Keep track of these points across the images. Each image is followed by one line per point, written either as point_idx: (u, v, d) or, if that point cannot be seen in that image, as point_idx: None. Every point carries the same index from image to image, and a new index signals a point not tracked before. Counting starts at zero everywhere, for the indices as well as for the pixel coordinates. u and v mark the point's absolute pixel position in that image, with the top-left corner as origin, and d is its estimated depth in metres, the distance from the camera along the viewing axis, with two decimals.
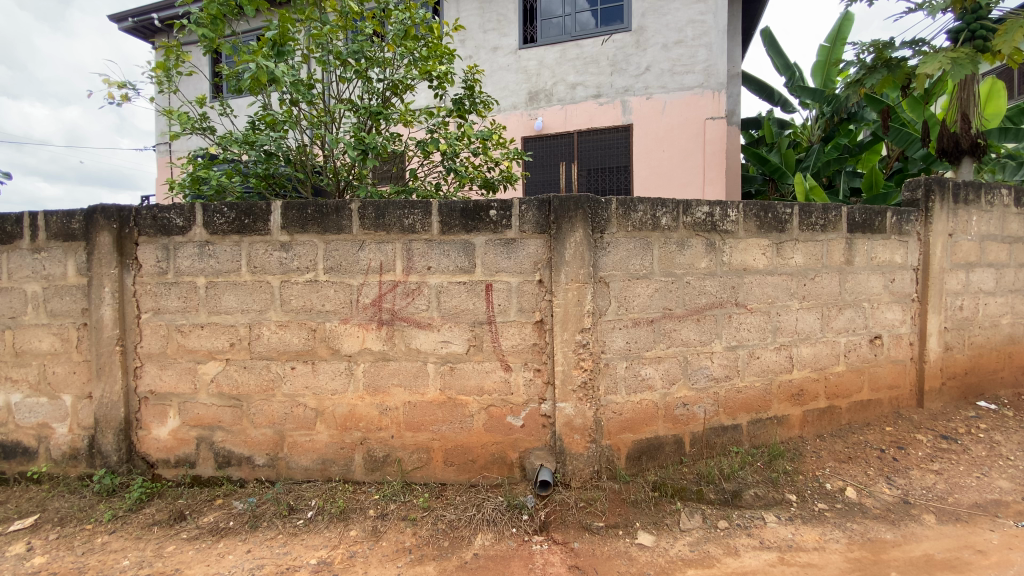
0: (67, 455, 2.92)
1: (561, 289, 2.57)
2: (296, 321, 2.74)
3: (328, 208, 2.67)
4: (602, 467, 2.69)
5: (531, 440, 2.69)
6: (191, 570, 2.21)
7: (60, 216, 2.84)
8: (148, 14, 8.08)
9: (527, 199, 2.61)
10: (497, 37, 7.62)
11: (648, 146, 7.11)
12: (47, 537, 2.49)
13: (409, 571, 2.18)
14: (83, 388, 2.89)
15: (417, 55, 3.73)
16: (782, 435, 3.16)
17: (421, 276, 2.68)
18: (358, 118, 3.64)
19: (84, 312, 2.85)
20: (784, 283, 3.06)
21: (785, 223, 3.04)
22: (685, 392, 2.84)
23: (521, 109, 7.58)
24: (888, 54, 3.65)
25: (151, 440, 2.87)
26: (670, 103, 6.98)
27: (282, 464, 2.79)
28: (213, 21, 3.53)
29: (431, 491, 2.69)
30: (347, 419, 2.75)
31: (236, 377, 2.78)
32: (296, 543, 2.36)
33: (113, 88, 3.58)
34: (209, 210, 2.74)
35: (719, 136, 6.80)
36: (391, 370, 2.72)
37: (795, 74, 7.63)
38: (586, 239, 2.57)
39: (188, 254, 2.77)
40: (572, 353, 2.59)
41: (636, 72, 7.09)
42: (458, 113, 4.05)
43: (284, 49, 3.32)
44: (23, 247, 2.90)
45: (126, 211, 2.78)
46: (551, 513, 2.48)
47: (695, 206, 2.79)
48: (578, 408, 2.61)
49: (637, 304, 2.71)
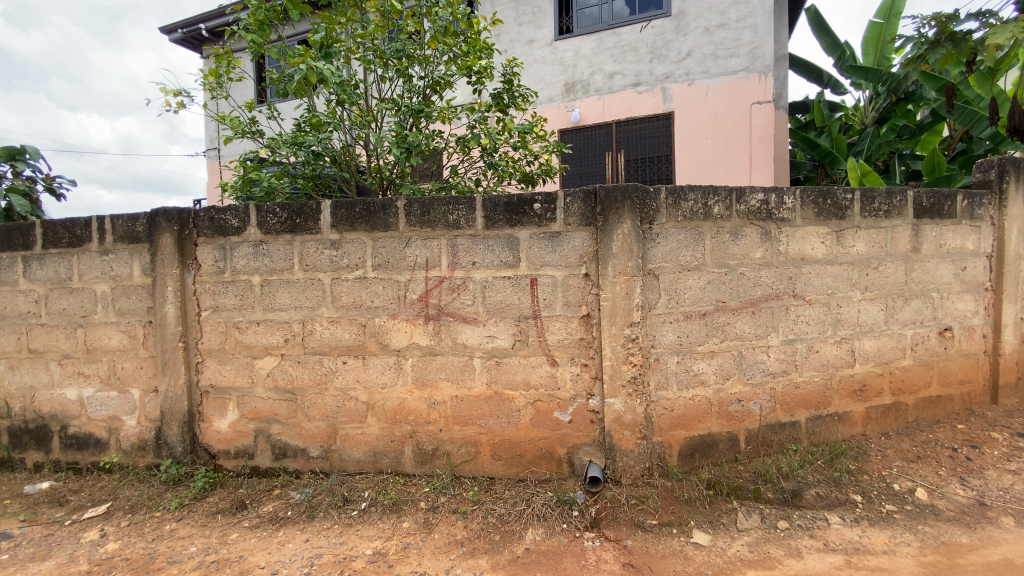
0: (135, 446, 3.09)
1: (609, 283, 2.52)
2: (347, 317, 2.79)
3: (375, 206, 2.71)
4: (654, 464, 2.62)
5: (579, 436, 2.65)
6: (254, 557, 2.29)
7: (125, 220, 3.00)
8: (197, 24, 8.46)
9: (572, 190, 2.57)
10: (532, 29, 7.55)
11: (690, 135, 6.91)
12: (120, 523, 2.64)
13: (462, 565, 2.18)
14: (149, 382, 3.04)
15: (457, 51, 3.72)
16: (843, 432, 3.00)
17: (466, 272, 2.68)
18: (400, 117, 3.67)
19: (150, 310, 3.00)
20: (845, 273, 2.91)
21: (845, 209, 2.88)
22: (740, 387, 2.74)
23: (557, 101, 7.50)
24: (952, 27, 3.17)
25: (212, 432, 2.99)
26: (713, 89, 6.75)
27: (335, 456, 2.87)
28: (260, 27, 3.63)
29: (480, 484, 2.70)
30: (396, 412, 2.79)
31: (291, 372, 2.87)
32: (351, 534, 2.42)
33: (169, 96, 3.75)
34: (263, 211, 2.82)
35: (767, 121, 6.53)
36: (439, 365, 2.74)
37: (846, 53, 7.22)
38: (634, 230, 2.51)
39: (243, 254, 2.87)
40: (621, 348, 2.53)
41: (676, 58, 6.89)
42: (497, 107, 4.02)
43: (331, 51, 3.38)
44: (92, 249, 3.07)
45: (186, 213, 2.91)
46: (602, 510, 2.44)
47: (749, 193, 2.67)
48: (628, 404, 2.55)
49: (688, 296, 2.63)
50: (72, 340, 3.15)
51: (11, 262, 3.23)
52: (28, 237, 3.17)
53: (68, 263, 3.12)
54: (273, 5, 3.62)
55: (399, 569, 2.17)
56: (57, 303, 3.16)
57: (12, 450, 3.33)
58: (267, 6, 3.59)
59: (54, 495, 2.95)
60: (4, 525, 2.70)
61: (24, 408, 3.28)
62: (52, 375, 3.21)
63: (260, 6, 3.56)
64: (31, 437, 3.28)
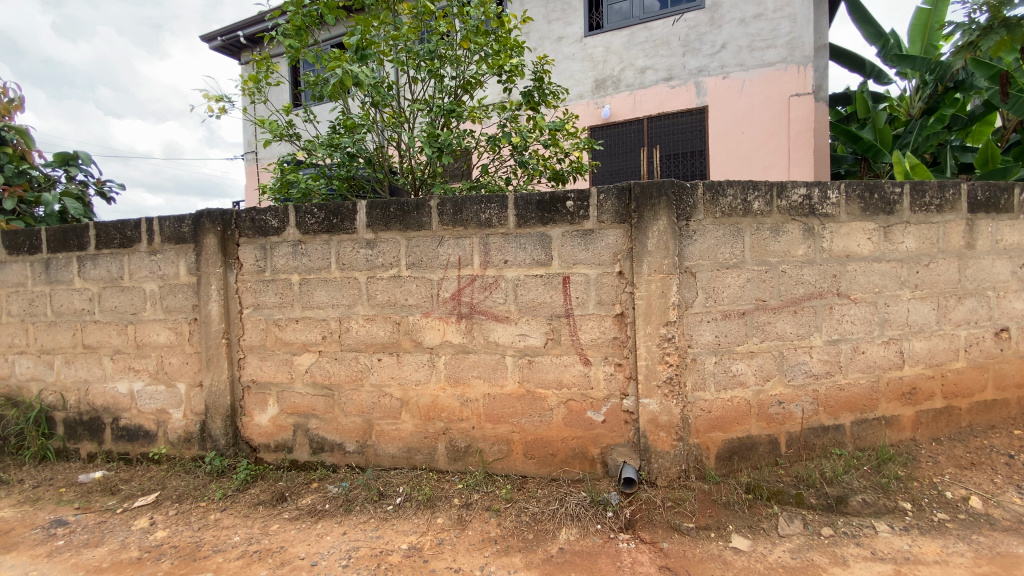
0: (182, 438, 3.22)
1: (643, 281, 2.47)
2: (382, 315, 2.84)
3: (408, 206, 2.74)
4: (690, 466, 2.57)
5: (613, 436, 2.62)
6: (294, 548, 2.35)
7: (171, 221, 3.12)
8: (235, 32, 8.75)
9: (606, 187, 2.54)
10: (562, 26, 7.51)
11: (725, 130, 6.76)
12: (168, 512, 2.76)
13: (496, 562, 2.19)
14: (195, 376, 3.16)
15: (488, 50, 3.73)
16: (891, 437, 2.87)
17: (498, 270, 2.68)
18: (431, 117, 3.71)
19: (195, 308, 3.12)
20: (893, 271, 2.78)
21: (893, 204, 2.75)
22: (781, 389, 2.65)
23: (587, 98, 7.43)
24: (1006, 11, 2.82)
25: (253, 425, 3.09)
26: (749, 82, 6.57)
27: (370, 451, 2.92)
28: (298, 32, 3.72)
29: (513, 483, 2.70)
30: (430, 409, 2.82)
31: (328, 368, 2.93)
32: (387, 528, 2.46)
33: (212, 102, 3.89)
34: (301, 211, 2.90)
35: (806, 113, 6.32)
36: (471, 362, 2.75)
37: (889, 42, 6.90)
38: (670, 227, 2.46)
39: (283, 253, 2.95)
40: (656, 348, 2.49)
41: (710, 51, 6.73)
42: (528, 105, 4.01)
43: (366, 53, 3.45)
44: (141, 250, 3.21)
45: (229, 214, 3.01)
46: (637, 511, 2.41)
47: (791, 188, 2.59)
48: (664, 405, 2.51)
49: (727, 294, 2.56)
50: (123, 336, 3.31)
51: (67, 262, 3.41)
52: (82, 238, 3.34)
53: (119, 262, 3.27)
54: (310, 10, 3.71)
55: (434, 564, 2.19)
56: (109, 300, 3.32)
57: (69, 440, 3.52)
58: (304, 11, 3.68)
59: (107, 484, 3.10)
60: (62, 512, 2.86)
61: (79, 401, 3.47)
62: (105, 369, 3.38)
63: (297, 12, 3.65)
64: (86, 429, 3.46)
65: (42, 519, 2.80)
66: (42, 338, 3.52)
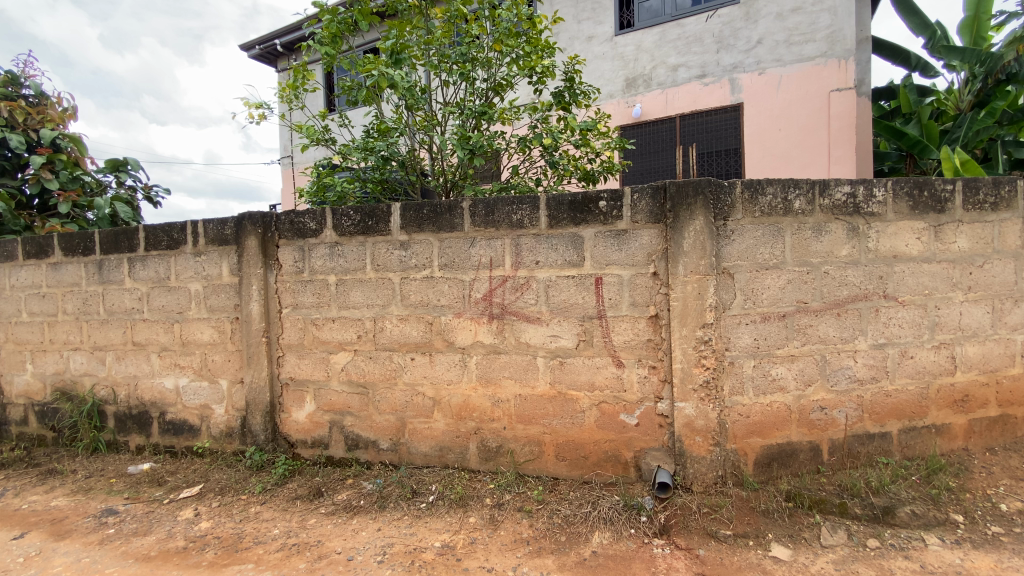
0: (223, 433, 3.34)
1: (679, 282, 2.43)
2: (414, 315, 2.88)
3: (442, 208, 2.77)
4: (727, 472, 2.51)
5: (646, 440, 2.58)
6: (331, 543, 2.41)
7: (215, 224, 3.24)
8: (273, 41, 9.03)
9: (640, 187, 2.50)
10: (592, 26, 7.46)
11: (761, 127, 6.60)
12: (211, 504, 2.86)
13: (529, 563, 2.18)
14: (236, 373, 3.27)
15: (519, 52, 3.74)
16: (941, 447, 2.74)
17: (530, 271, 2.68)
18: (463, 120, 3.74)
19: (236, 308, 3.24)
20: (944, 272, 2.65)
21: (944, 202, 2.63)
22: (823, 394, 2.56)
23: (617, 97, 7.36)
24: None
25: (291, 422, 3.17)
26: (786, 78, 6.40)
27: (403, 449, 2.96)
28: (333, 39, 3.81)
29: (545, 484, 2.69)
30: (461, 408, 2.84)
31: (363, 367, 2.99)
32: (420, 525, 2.49)
33: (253, 109, 4.02)
34: (338, 214, 2.97)
35: (848, 109, 6.11)
36: (503, 363, 2.76)
37: (937, 33, 6.59)
38: (707, 227, 2.41)
39: (321, 254, 3.02)
40: (692, 351, 2.44)
41: (746, 47, 6.58)
42: (559, 106, 3.98)
43: (400, 57, 3.51)
44: (187, 251, 3.35)
45: (269, 217, 3.11)
46: (671, 517, 2.36)
47: (835, 185, 2.50)
48: (700, 409, 2.46)
49: (767, 296, 2.49)
50: (170, 334, 3.45)
51: (119, 262, 3.58)
52: (133, 240, 3.51)
53: (166, 263, 3.42)
54: (345, 17, 3.79)
55: (467, 563, 2.20)
56: (157, 300, 3.47)
57: (119, 433, 3.69)
58: (340, 19, 3.77)
59: (154, 475, 3.25)
60: (112, 501, 3.01)
61: (128, 396, 3.63)
62: (152, 366, 3.53)
63: (333, 19, 3.74)
64: (135, 422, 3.63)
65: (94, 508, 2.95)
66: (95, 335, 3.70)
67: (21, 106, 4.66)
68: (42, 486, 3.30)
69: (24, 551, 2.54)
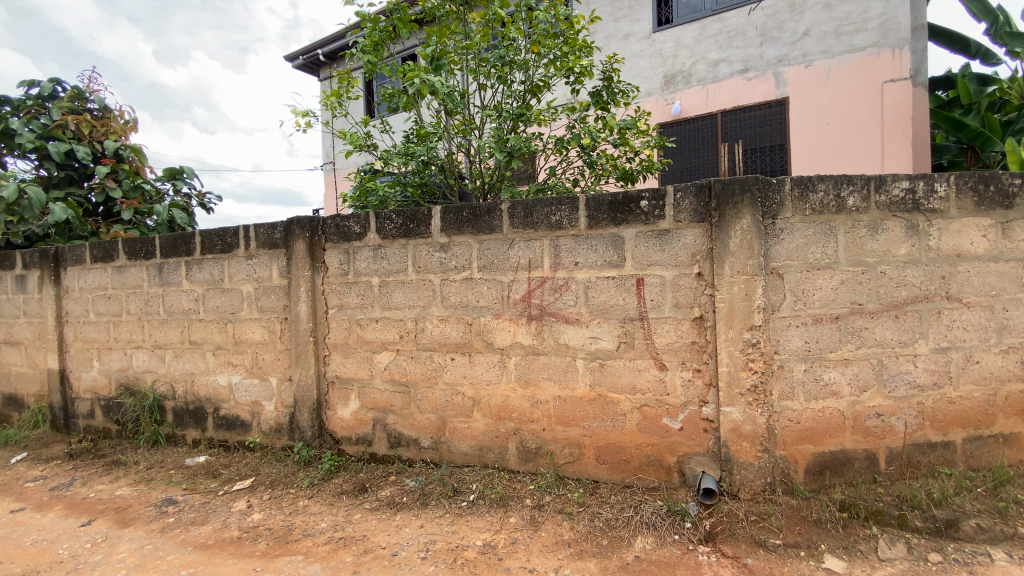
0: (273, 428, 3.47)
1: (725, 283, 2.37)
2: (454, 316, 2.92)
3: (481, 210, 2.80)
4: (776, 480, 2.43)
5: (690, 445, 2.53)
6: (376, 538, 2.47)
7: (266, 228, 3.39)
8: (315, 51, 9.35)
9: (683, 186, 2.46)
10: (629, 23, 7.36)
11: (807, 122, 6.37)
12: (262, 497, 2.99)
13: (571, 565, 2.17)
14: (285, 371, 3.40)
15: (557, 53, 3.74)
16: (1010, 457, 2.57)
17: (569, 272, 2.67)
18: (501, 122, 3.77)
19: (285, 308, 3.37)
20: (1013, 271, 2.48)
21: (1013, 197, 2.46)
22: (880, 400, 2.45)
23: (656, 94, 7.24)
24: None
25: (337, 419, 3.27)
26: (835, 70, 6.15)
27: (444, 448, 3.01)
28: (375, 48, 3.91)
29: (585, 487, 2.68)
30: (501, 409, 2.86)
31: (405, 366, 3.06)
32: (462, 523, 2.52)
33: (299, 117, 4.17)
34: (381, 217, 3.05)
35: (903, 100, 5.80)
36: (542, 364, 2.76)
37: (1000, 17, 6.17)
38: (755, 225, 2.35)
39: (365, 257, 3.11)
40: (739, 353, 2.38)
41: (791, 39, 6.35)
42: (597, 105, 3.95)
43: (440, 63, 3.57)
44: (239, 255, 3.50)
45: (316, 221, 3.22)
46: (717, 524, 2.30)
47: (893, 181, 2.38)
48: (747, 413, 2.39)
49: (818, 297, 2.40)
50: (224, 334, 3.62)
51: (177, 265, 3.79)
52: (190, 245, 3.70)
53: (221, 266, 3.59)
54: (385, 26, 3.89)
55: (509, 563, 2.21)
56: (212, 301, 3.65)
57: (176, 427, 3.90)
58: (381, 27, 3.87)
59: (209, 468, 3.42)
60: (171, 492, 3.19)
61: (185, 392, 3.83)
62: (208, 363, 3.71)
63: (374, 28, 3.85)
64: (191, 417, 3.83)
65: (156, 497, 3.13)
66: (155, 334, 3.93)
67: (87, 120, 4.99)
68: (107, 476, 3.53)
69: (92, 537, 2.72)
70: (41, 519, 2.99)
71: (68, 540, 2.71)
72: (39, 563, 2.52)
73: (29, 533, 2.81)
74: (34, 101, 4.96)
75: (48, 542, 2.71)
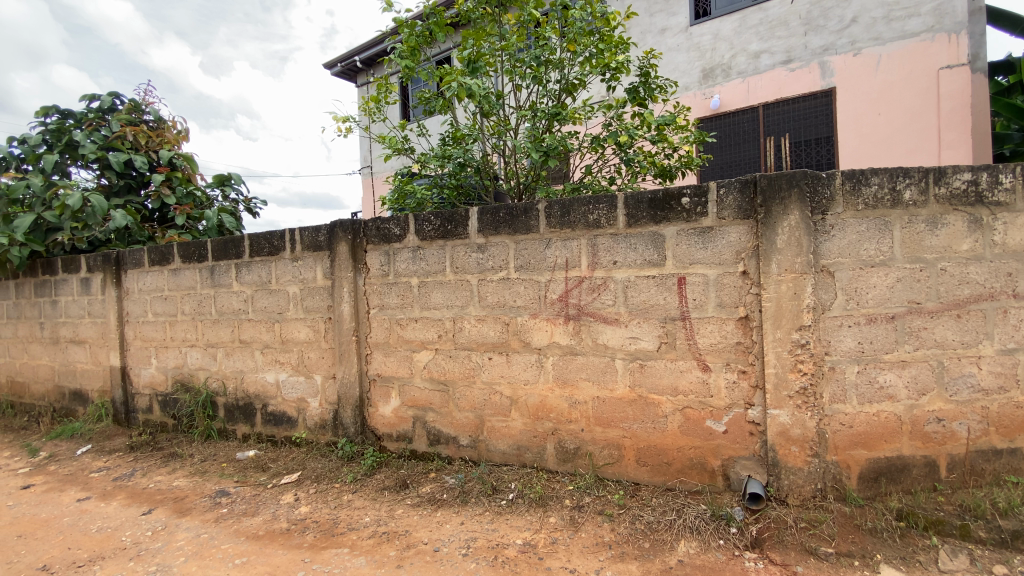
0: (318, 424, 3.59)
1: (772, 282, 2.30)
2: (492, 316, 2.94)
3: (518, 210, 2.81)
4: (827, 486, 2.35)
5: (735, 448, 2.47)
6: (418, 533, 2.52)
7: (310, 231, 3.50)
8: (353, 57, 9.60)
9: (726, 181, 2.40)
10: (665, 17, 7.23)
11: (855, 113, 6.10)
12: (309, 490, 3.10)
13: (612, 567, 2.16)
14: (329, 369, 3.51)
15: (593, 51, 3.71)
16: None
17: (607, 271, 2.65)
18: (536, 122, 3.77)
19: (329, 308, 3.47)
20: None
21: None
22: (941, 405, 2.32)
23: (693, 88, 7.08)
24: None
25: (378, 416, 3.36)
26: (886, 58, 5.86)
27: (482, 447, 3.04)
28: (412, 52, 3.97)
29: (626, 489, 2.65)
30: (538, 409, 2.87)
31: (444, 365, 3.10)
32: (501, 522, 2.54)
33: (340, 123, 4.30)
34: (420, 219, 3.11)
35: (961, 87, 5.48)
36: (580, 364, 2.75)
37: None
38: (804, 221, 2.27)
39: (404, 258, 3.18)
40: (787, 355, 2.30)
41: (838, 27, 6.09)
42: (634, 102, 3.90)
43: (477, 65, 3.60)
44: (286, 257, 3.64)
45: (358, 224, 3.31)
46: (764, 530, 2.24)
47: (953, 172, 2.26)
48: (796, 416, 2.31)
49: (872, 296, 2.30)
50: (271, 333, 3.77)
51: (227, 268, 3.97)
52: (239, 248, 3.87)
53: (268, 268, 3.74)
54: (422, 30, 3.95)
55: (550, 563, 2.21)
56: (260, 301, 3.80)
57: (228, 422, 4.09)
58: (418, 32, 3.93)
59: (259, 462, 3.56)
60: (224, 484, 3.34)
61: (236, 388, 4.01)
62: (257, 361, 3.87)
63: (411, 33, 3.92)
64: (241, 413, 4.00)
65: (210, 489, 3.30)
66: (208, 333, 4.12)
67: (143, 130, 5.29)
68: (165, 468, 3.73)
69: (152, 525, 2.89)
70: (105, 507, 3.19)
71: (130, 528, 2.88)
72: (104, 549, 2.68)
73: (95, 521, 3.00)
74: (95, 114, 5.29)
75: (112, 529, 2.89)
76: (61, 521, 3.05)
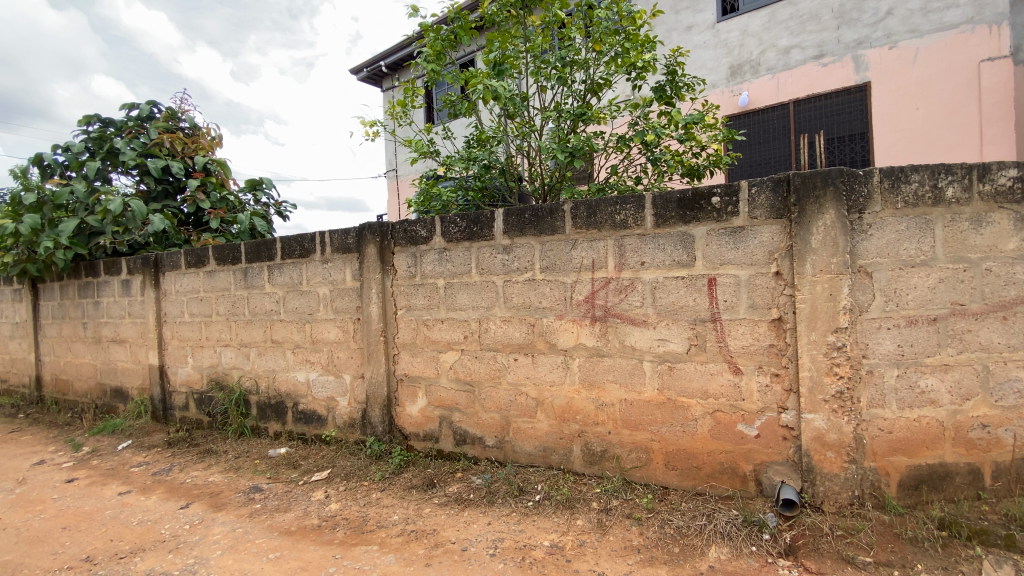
0: (347, 423, 3.66)
1: (807, 283, 2.25)
2: (518, 316, 2.95)
3: (543, 211, 2.82)
4: (865, 493, 2.27)
5: (768, 453, 2.41)
6: (445, 532, 2.54)
7: (339, 234, 3.57)
8: (379, 62, 9.77)
9: (758, 180, 2.35)
10: (692, 14, 7.12)
11: (891, 107, 5.89)
12: (338, 488, 3.16)
13: (640, 571, 2.14)
14: (358, 369, 3.58)
15: (619, 50, 3.69)
16: None
17: (634, 272, 2.63)
18: (561, 122, 3.76)
19: (358, 309, 3.54)
20: None
21: None
22: (985, 410, 2.23)
23: (721, 86, 6.96)
24: None
25: (405, 415, 3.40)
26: (923, 51, 5.66)
27: (508, 447, 3.05)
28: (437, 56, 4.01)
29: (654, 492, 2.63)
30: (565, 410, 2.86)
31: (470, 366, 3.13)
32: (528, 523, 2.54)
33: (367, 127, 4.37)
34: (446, 222, 3.14)
35: (1004, 79, 5.26)
36: (607, 366, 2.73)
37: None
38: (840, 221, 2.21)
39: (431, 260, 3.22)
40: (823, 358, 2.24)
41: (873, 20, 5.90)
42: (661, 101, 3.85)
43: (502, 67, 3.62)
44: (316, 259, 3.72)
45: (386, 226, 3.37)
46: (799, 538, 2.18)
47: (999, 168, 2.16)
48: (832, 421, 2.25)
49: (913, 298, 2.22)
50: (302, 333, 3.86)
51: (260, 270, 4.08)
52: (271, 250, 3.98)
53: (299, 270, 3.83)
54: (448, 34, 3.99)
55: (577, 565, 2.21)
56: (292, 302, 3.90)
57: (260, 420, 4.20)
58: (443, 36, 3.97)
59: (291, 459, 3.66)
60: (257, 480, 3.44)
61: (268, 386, 4.12)
62: (288, 361, 3.97)
63: (437, 37, 3.95)
64: (273, 411, 4.11)
65: (244, 485, 3.40)
66: (241, 333, 4.25)
67: (180, 137, 5.50)
68: (201, 463, 3.86)
69: (190, 519, 2.99)
70: (145, 501, 3.32)
71: (168, 522, 2.99)
72: (145, 541, 2.79)
73: (136, 514, 3.13)
74: (135, 122, 5.51)
75: (151, 522, 3.01)
76: (104, 514, 3.18)
